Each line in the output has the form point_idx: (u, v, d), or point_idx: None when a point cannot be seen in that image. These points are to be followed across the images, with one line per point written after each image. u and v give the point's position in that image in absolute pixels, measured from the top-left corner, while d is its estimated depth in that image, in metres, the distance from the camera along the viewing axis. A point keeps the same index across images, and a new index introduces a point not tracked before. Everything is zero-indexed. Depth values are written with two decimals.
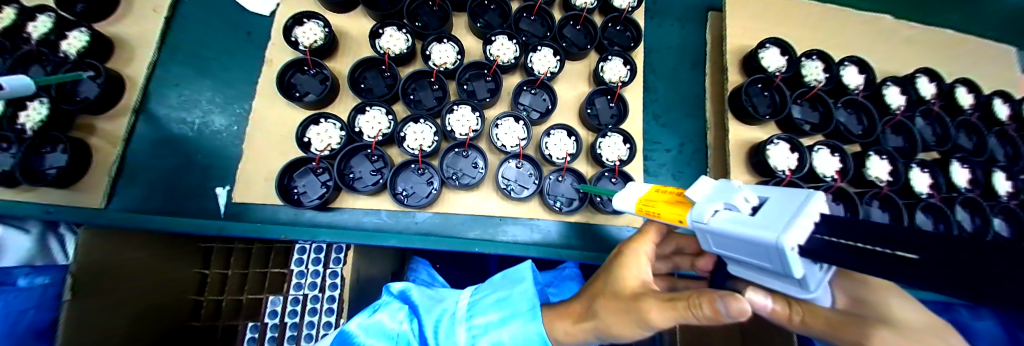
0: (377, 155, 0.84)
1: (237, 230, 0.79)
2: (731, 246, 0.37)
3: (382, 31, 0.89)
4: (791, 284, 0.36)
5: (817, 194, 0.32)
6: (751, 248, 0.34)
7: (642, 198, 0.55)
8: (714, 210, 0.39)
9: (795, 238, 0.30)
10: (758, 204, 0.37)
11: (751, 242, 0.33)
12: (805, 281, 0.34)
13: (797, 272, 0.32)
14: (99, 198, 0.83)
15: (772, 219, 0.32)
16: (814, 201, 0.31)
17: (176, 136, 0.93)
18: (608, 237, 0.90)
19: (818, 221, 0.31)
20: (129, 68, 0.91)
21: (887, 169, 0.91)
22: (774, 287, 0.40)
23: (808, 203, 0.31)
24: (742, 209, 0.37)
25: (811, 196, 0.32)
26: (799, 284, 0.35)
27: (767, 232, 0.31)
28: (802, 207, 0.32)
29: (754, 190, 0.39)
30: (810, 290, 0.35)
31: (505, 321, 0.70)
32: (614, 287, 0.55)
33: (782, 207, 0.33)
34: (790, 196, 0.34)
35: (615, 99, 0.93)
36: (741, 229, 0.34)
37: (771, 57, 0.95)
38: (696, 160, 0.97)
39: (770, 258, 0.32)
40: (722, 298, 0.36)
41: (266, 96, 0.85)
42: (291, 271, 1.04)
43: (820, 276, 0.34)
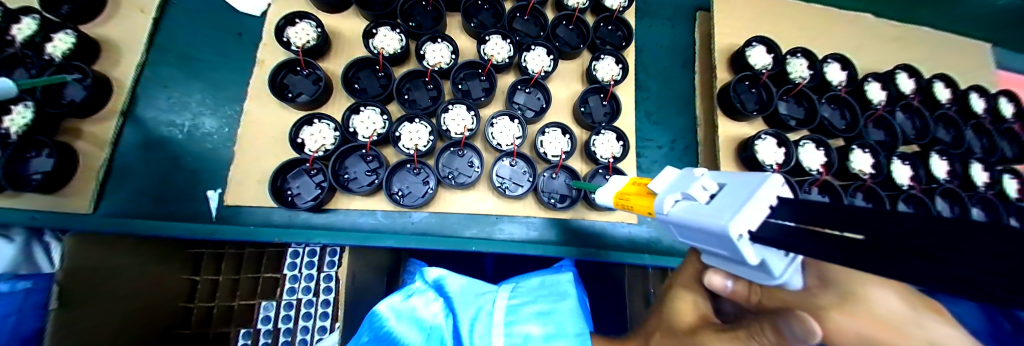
0: (372, 155, 0.84)
1: (227, 233, 0.79)
2: (691, 233, 0.41)
3: (376, 31, 0.89)
4: (754, 270, 0.38)
5: (765, 179, 0.34)
6: (706, 235, 0.38)
7: (619, 192, 0.62)
8: (673, 200, 0.43)
9: (738, 226, 0.33)
10: (716, 191, 0.40)
11: (703, 230, 0.37)
12: (765, 265, 0.35)
13: (748, 256, 0.34)
14: (87, 203, 0.81)
15: (720, 207, 0.36)
16: (761, 187, 0.34)
17: (165, 139, 0.91)
18: (604, 234, 0.91)
19: (771, 207, 0.34)
20: (116, 71, 0.89)
21: (870, 162, 0.94)
22: (742, 275, 0.41)
23: (754, 190, 0.34)
24: (698, 198, 0.40)
25: (759, 181, 0.35)
26: (762, 271, 0.37)
27: (716, 220, 0.35)
28: (749, 194, 0.34)
29: (713, 178, 0.42)
30: (774, 276, 0.36)
31: (550, 337, 0.76)
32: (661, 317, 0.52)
33: (732, 194, 0.36)
34: (741, 183, 0.37)
35: (609, 97, 0.95)
36: (695, 217, 0.38)
37: (757, 55, 0.97)
38: (688, 156, 0.99)
39: (721, 242, 0.36)
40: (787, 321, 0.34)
41: (258, 97, 0.84)
42: (284, 275, 1.03)
43: (783, 261, 0.35)
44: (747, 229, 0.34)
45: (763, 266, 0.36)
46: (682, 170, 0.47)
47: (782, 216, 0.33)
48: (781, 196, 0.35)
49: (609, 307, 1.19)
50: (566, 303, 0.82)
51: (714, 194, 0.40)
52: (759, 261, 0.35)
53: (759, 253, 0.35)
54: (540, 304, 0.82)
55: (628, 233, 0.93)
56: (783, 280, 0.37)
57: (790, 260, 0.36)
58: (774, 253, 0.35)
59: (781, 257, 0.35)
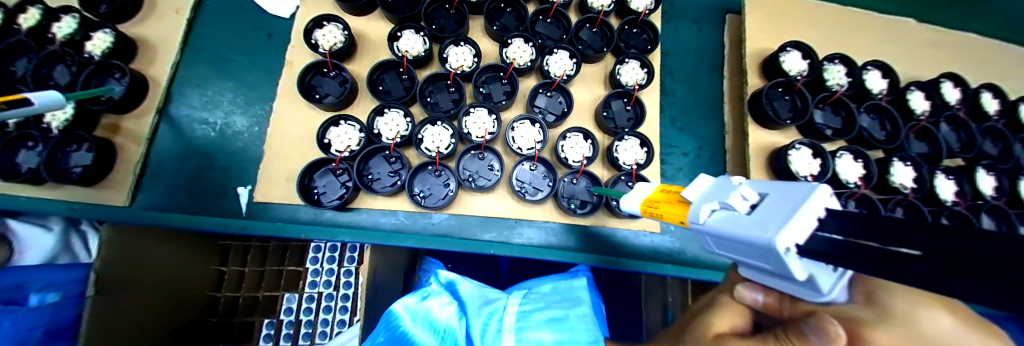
0: (396, 156, 0.85)
1: (258, 229, 0.81)
2: (732, 244, 0.40)
3: (400, 34, 0.90)
4: (802, 287, 0.37)
5: (814, 189, 0.32)
6: (749, 247, 0.36)
7: (646, 199, 0.60)
8: (710, 209, 0.43)
9: (786, 239, 0.32)
10: (757, 201, 0.39)
11: (748, 242, 0.36)
12: (813, 281, 0.34)
13: (796, 271, 0.33)
14: (122, 196, 0.85)
15: (765, 220, 0.35)
16: (810, 198, 0.32)
17: (197, 135, 0.95)
18: (622, 242, 0.89)
19: (821, 220, 0.32)
20: (152, 69, 0.93)
21: (910, 176, 0.89)
22: (787, 291, 0.40)
23: (802, 200, 0.33)
24: (739, 208, 0.39)
25: (807, 192, 0.33)
26: (809, 286, 0.36)
27: (761, 233, 0.34)
28: (796, 205, 0.33)
29: (753, 187, 0.40)
30: (824, 293, 0.35)
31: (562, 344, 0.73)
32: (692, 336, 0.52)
33: (778, 205, 0.35)
34: (787, 193, 0.35)
35: (633, 102, 0.92)
36: (737, 229, 0.37)
37: (792, 60, 0.93)
38: (714, 164, 0.96)
39: (767, 256, 0.35)
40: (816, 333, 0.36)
41: (286, 97, 0.86)
42: (307, 269, 1.07)
43: (831, 277, 0.34)
44: (797, 243, 0.32)
45: (811, 282, 0.35)
46: (718, 178, 0.45)
47: (830, 227, 0.31)
48: (830, 207, 0.33)
49: (627, 310, 1.19)
50: (579, 310, 0.80)
51: (756, 204, 0.38)
52: (807, 276, 0.34)
53: (808, 268, 0.34)
54: (552, 310, 0.79)
55: (649, 242, 0.91)
56: (831, 297, 0.36)
57: (838, 275, 0.34)
58: (822, 268, 0.34)
59: (829, 272, 0.34)
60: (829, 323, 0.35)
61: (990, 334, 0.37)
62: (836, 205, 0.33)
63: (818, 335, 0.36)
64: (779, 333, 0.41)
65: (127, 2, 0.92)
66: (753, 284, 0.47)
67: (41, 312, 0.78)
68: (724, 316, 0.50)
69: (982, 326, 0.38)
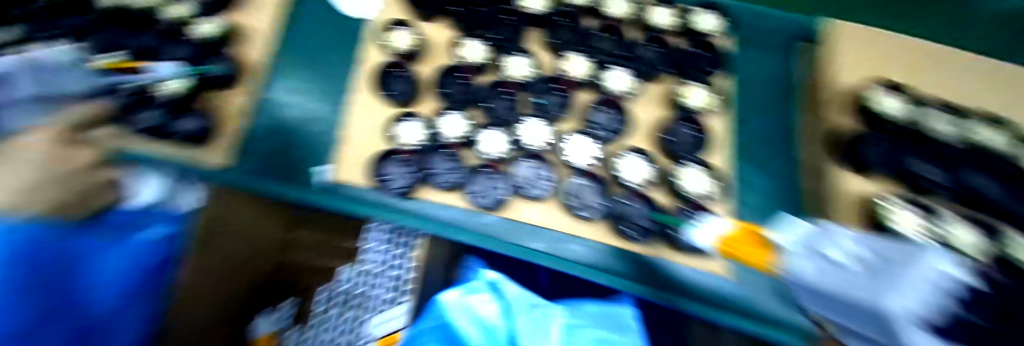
0: (454, 155, 0.90)
1: (332, 203, 0.89)
2: (833, 299, 0.45)
3: (462, 42, 0.97)
4: None
5: (921, 265, 0.38)
6: (852, 305, 0.41)
7: (722, 237, 0.74)
8: (814, 260, 0.49)
9: (897, 302, 0.36)
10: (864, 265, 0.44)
11: (847, 298, 0.41)
12: None
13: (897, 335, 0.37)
14: (218, 160, 0.90)
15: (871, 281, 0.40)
16: (919, 270, 0.38)
17: (274, 109, 0.98)
18: (687, 280, 0.81)
19: (930, 289, 0.38)
20: (240, 50, 0.99)
21: None
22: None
23: (912, 271, 0.38)
24: (844, 267, 0.45)
25: (917, 264, 0.39)
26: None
27: (863, 291, 0.39)
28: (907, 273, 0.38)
29: (862, 253, 0.46)
30: None
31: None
32: None
33: (887, 271, 0.40)
34: (897, 263, 0.41)
35: (699, 129, 0.89)
36: (837, 285, 0.43)
37: (890, 103, 0.81)
38: (787, 207, 0.89)
39: (870, 318, 0.39)
40: None
41: (366, 90, 0.95)
42: (365, 247, 1.25)
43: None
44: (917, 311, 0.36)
45: None
46: (820, 230, 0.53)
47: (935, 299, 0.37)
48: (940, 280, 0.39)
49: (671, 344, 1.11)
50: (627, 336, 0.77)
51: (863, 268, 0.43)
52: None
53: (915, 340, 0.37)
54: (600, 330, 0.76)
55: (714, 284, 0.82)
56: None
57: None
58: None
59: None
60: None
61: None
62: (947, 282, 0.38)
63: None
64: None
65: None
66: None
67: (147, 249, 0.78)
68: None
69: None
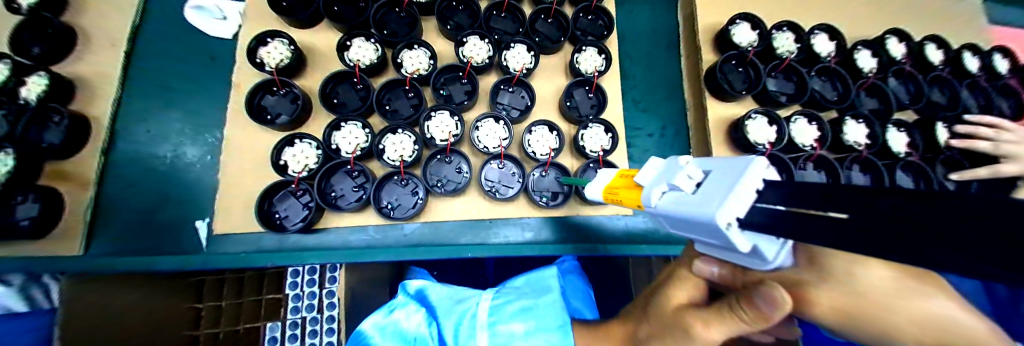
0: (358, 170, 0.82)
1: (221, 262, 0.78)
2: (681, 224, 0.40)
3: (350, 43, 0.87)
4: (749, 257, 0.37)
5: (751, 161, 0.33)
6: (697, 225, 0.37)
7: (607, 186, 0.61)
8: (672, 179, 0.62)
9: (726, 215, 0.32)
10: (701, 179, 0.39)
11: (694, 221, 0.36)
12: (757, 251, 0.35)
13: (739, 243, 0.34)
14: (76, 244, 0.80)
15: (708, 197, 0.35)
16: (746, 171, 0.33)
17: (147, 169, 0.89)
18: (593, 228, 0.89)
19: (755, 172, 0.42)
20: (94, 109, 0.88)
21: (864, 133, 0.93)
22: (725, 259, 0.42)
23: (739, 175, 0.33)
24: (685, 188, 0.39)
25: (745, 164, 0.34)
26: (756, 256, 0.36)
27: (703, 210, 0.34)
28: (736, 178, 0.33)
29: (698, 165, 0.40)
30: (769, 261, 0.36)
31: (532, 333, 0.74)
32: (656, 306, 0.54)
33: (719, 181, 0.35)
34: (727, 168, 0.36)
35: (594, 90, 0.93)
36: (682, 208, 0.38)
37: (743, 33, 0.96)
38: (679, 141, 0.97)
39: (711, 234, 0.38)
40: (761, 294, 0.38)
41: (235, 121, 0.82)
42: (287, 294, 1.08)
43: (775, 247, 0.35)
44: (737, 216, 0.33)
45: (757, 252, 0.35)
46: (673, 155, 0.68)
47: (770, 198, 0.32)
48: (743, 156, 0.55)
49: (617, 289, 1.20)
50: (547, 298, 0.78)
51: (700, 182, 0.39)
52: (752, 247, 0.35)
53: (751, 239, 0.34)
54: (524, 299, 0.77)
55: (623, 225, 0.91)
56: (777, 264, 0.37)
57: (781, 244, 0.35)
58: (767, 239, 0.34)
59: (773, 242, 0.35)
60: (776, 289, 0.37)
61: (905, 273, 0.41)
62: (773, 175, 0.34)
63: (766, 304, 0.38)
64: (733, 303, 0.42)
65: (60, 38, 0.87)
66: (709, 258, 0.48)
67: None
68: (683, 288, 0.52)
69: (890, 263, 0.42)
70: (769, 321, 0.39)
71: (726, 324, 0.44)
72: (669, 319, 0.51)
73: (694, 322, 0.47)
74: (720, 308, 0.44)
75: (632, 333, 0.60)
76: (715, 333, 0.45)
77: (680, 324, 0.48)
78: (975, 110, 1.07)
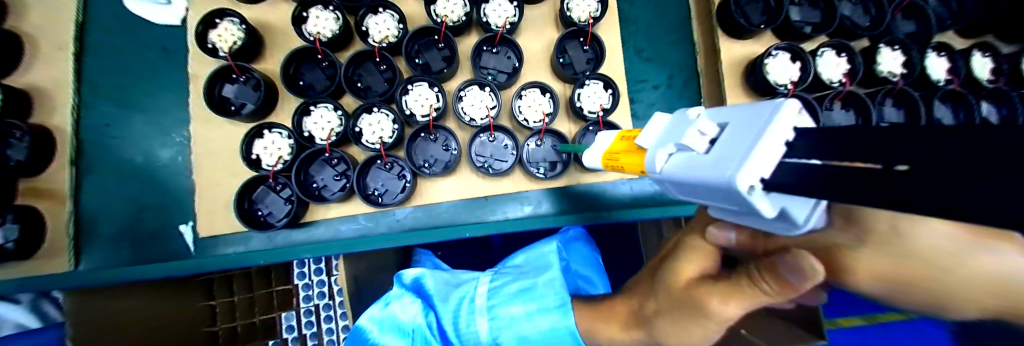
0: (337, 158, 0.76)
1: (212, 265, 0.75)
2: (691, 190, 0.33)
3: (307, 15, 0.77)
4: (775, 222, 0.30)
5: (780, 105, 0.25)
6: (712, 192, 0.30)
7: (607, 151, 0.53)
8: None
9: (748, 176, 0.25)
10: (716, 134, 0.31)
11: (708, 186, 0.29)
12: (786, 214, 0.28)
13: (764, 209, 0.27)
14: (65, 261, 0.79)
15: (723, 156, 0.28)
16: (775, 117, 0.25)
17: (123, 177, 0.86)
18: (596, 196, 0.82)
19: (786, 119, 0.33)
20: (54, 119, 0.82)
21: (900, 61, 0.81)
22: (744, 224, 0.35)
23: (764, 125, 0.26)
24: (696, 148, 0.32)
25: (772, 110, 0.26)
26: (784, 221, 0.29)
27: (720, 173, 0.27)
28: (761, 128, 0.26)
29: (712, 117, 0.32)
30: (801, 225, 0.29)
31: (533, 315, 0.71)
32: (664, 282, 0.49)
33: (738, 135, 0.28)
34: (748, 117, 0.28)
35: (589, 41, 0.82)
36: (693, 172, 0.31)
37: None
38: (689, 91, 0.87)
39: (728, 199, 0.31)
40: (789, 256, 0.33)
41: (198, 117, 0.76)
42: (297, 285, 1.09)
43: (807, 208, 0.28)
44: (760, 177, 0.26)
45: (784, 216, 0.28)
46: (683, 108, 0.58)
47: (800, 150, 0.25)
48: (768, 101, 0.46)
49: (625, 252, 1.17)
50: (547, 276, 0.73)
51: (715, 138, 0.31)
52: (779, 211, 0.28)
53: (778, 202, 0.27)
54: (522, 280, 0.74)
55: (629, 190, 0.84)
56: (810, 228, 0.29)
57: (816, 203, 0.28)
58: (797, 198, 0.27)
59: (806, 203, 0.27)
60: (804, 257, 0.31)
61: None
62: (807, 122, 0.27)
63: (795, 274, 0.33)
64: (753, 272, 0.37)
65: None
66: (725, 223, 0.42)
67: None
68: (694, 260, 0.46)
69: None
70: (795, 292, 0.34)
71: (743, 297, 0.40)
72: (678, 295, 0.46)
73: (709, 298, 0.42)
74: (739, 280, 0.39)
75: (637, 308, 0.56)
76: (733, 308, 0.41)
77: (693, 302, 0.44)
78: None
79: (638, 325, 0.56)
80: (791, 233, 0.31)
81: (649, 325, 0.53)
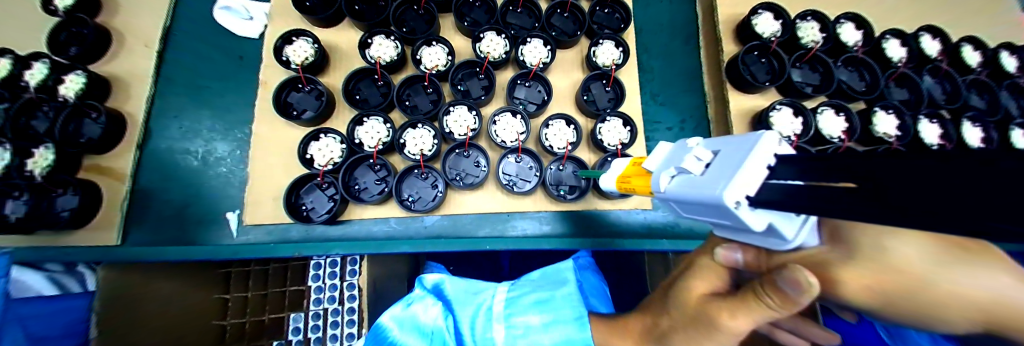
0: (380, 164, 0.85)
1: (250, 252, 0.81)
2: (691, 207, 0.40)
3: (371, 41, 0.90)
4: (767, 237, 0.36)
5: (759, 138, 0.33)
6: (707, 208, 0.37)
7: (621, 175, 0.61)
8: None
9: (734, 193, 0.32)
10: (710, 160, 0.39)
11: (702, 202, 0.36)
12: (774, 229, 0.34)
13: (753, 223, 0.33)
14: (113, 235, 0.85)
15: (715, 176, 0.35)
16: (756, 146, 0.32)
17: (183, 166, 0.94)
18: (611, 222, 0.89)
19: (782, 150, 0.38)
20: (129, 105, 0.92)
21: (894, 124, 0.89)
22: (743, 241, 0.41)
23: (747, 153, 0.33)
24: (694, 170, 0.39)
25: (754, 140, 0.33)
26: (774, 235, 0.35)
27: (711, 192, 0.34)
28: (745, 155, 0.33)
29: (707, 146, 0.40)
30: (789, 240, 0.35)
31: (549, 325, 0.76)
32: (676, 299, 0.53)
33: (727, 160, 0.35)
34: (736, 145, 0.35)
35: (611, 83, 0.93)
36: (691, 191, 0.38)
37: (764, 23, 0.94)
38: (699, 134, 0.96)
39: (722, 217, 0.37)
40: (783, 274, 0.36)
41: (263, 117, 0.86)
42: (309, 286, 1.02)
43: (793, 225, 0.34)
44: (746, 195, 0.32)
45: (773, 231, 0.34)
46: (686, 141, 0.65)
47: (782, 174, 0.31)
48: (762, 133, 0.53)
49: (632, 284, 1.20)
50: (565, 290, 0.79)
51: (709, 163, 0.38)
52: (767, 226, 0.34)
53: (765, 217, 0.33)
54: (539, 292, 0.79)
55: (642, 219, 0.90)
56: (797, 243, 0.35)
57: (801, 222, 0.34)
58: (783, 216, 0.33)
59: (791, 220, 0.34)
60: (800, 271, 0.35)
61: (958, 258, 0.38)
62: (785, 151, 0.34)
63: (792, 287, 0.35)
64: (757, 289, 0.40)
65: (98, 40, 0.91)
66: (732, 245, 0.46)
67: None
68: (705, 278, 0.51)
69: (953, 253, 0.39)
70: (797, 305, 0.37)
71: (751, 312, 0.42)
72: (691, 313, 0.50)
73: (719, 312, 0.45)
74: (742, 296, 0.43)
75: (653, 324, 0.59)
76: (742, 322, 0.44)
77: (706, 317, 0.47)
78: (1016, 112, 1.00)
79: (653, 343, 0.59)
80: (782, 248, 0.37)
81: (661, 338, 0.56)
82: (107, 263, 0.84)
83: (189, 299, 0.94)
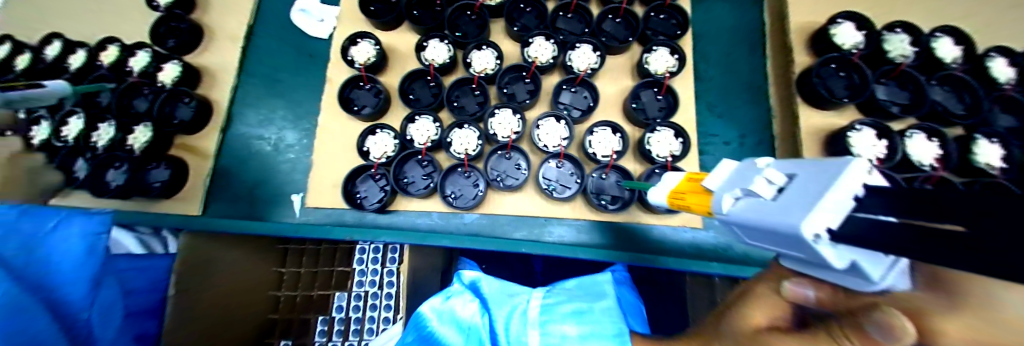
0: (427, 160, 0.89)
1: (308, 233, 0.87)
2: (758, 234, 0.38)
3: (427, 44, 0.93)
4: (848, 275, 0.33)
5: (846, 165, 0.30)
6: (778, 236, 0.34)
7: (673, 190, 0.59)
8: None
9: (813, 225, 0.30)
10: (784, 184, 0.36)
11: (773, 230, 0.34)
12: (858, 269, 0.31)
13: (832, 259, 0.31)
14: (196, 206, 0.96)
15: (792, 204, 0.33)
16: (842, 174, 0.30)
17: (255, 150, 1.04)
18: (654, 238, 0.86)
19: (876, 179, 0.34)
20: (213, 92, 1.04)
21: (999, 154, 0.77)
22: (820, 276, 0.37)
23: (830, 180, 0.30)
24: (765, 194, 0.37)
25: (840, 167, 0.30)
26: (858, 275, 0.32)
27: (786, 220, 0.32)
28: (828, 183, 0.30)
29: (782, 169, 0.37)
30: (876, 282, 0.31)
31: (585, 337, 0.73)
32: (733, 329, 0.50)
33: (806, 187, 0.32)
34: (817, 171, 0.33)
35: (663, 91, 0.90)
36: (760, 216, 0.36)
37: (846, 32, 0.85)
38: (758, 151, 0.90)
39: (795, 248, 0.34)
40: (880, 320, 0.31)
41: (327, 110, 0.93)
42: (353, 269, 1.09)
43: (881, 266, 0.31)
44: (827, 227, 0.30)
45: (857, 270, 0.31)
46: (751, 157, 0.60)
47: (872, 207, 0.28)
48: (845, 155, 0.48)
49: (669, 303, 1.15)
50: (603, 304, 0.79)
51: (783, 188, 0.36)
52: (849, 264, 0.31)
53: (848, 254, 0.30)
54: (576, 303, 0.79)
55: (689, 238, 0.86)
56: (886, 286, 0.32)
57: (891, 264, 0.30)
58: (872, 256, 0.30)
59: (880, 261, 0.30)
60: (898, 317, 0.30)
61: None
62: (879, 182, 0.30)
63: (887, 335, 0.31)
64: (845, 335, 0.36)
65: (191, 34, 1.04)
66: (802, 279, 0.42)
67: None
68: (769, 311, 0.47)
69: None
70: None
71: None
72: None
73: None
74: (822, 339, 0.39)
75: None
76: None
77: None
78: None
79: None
80: (869, 290, 0.33)
81: None
82: (190, 231, 0.93)
83: (251, 270, 1.04)
